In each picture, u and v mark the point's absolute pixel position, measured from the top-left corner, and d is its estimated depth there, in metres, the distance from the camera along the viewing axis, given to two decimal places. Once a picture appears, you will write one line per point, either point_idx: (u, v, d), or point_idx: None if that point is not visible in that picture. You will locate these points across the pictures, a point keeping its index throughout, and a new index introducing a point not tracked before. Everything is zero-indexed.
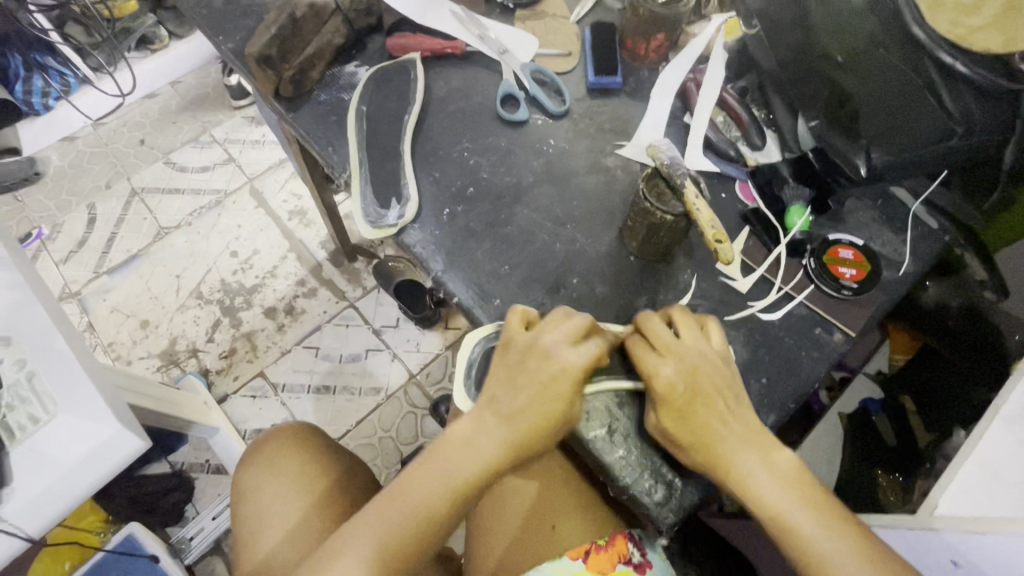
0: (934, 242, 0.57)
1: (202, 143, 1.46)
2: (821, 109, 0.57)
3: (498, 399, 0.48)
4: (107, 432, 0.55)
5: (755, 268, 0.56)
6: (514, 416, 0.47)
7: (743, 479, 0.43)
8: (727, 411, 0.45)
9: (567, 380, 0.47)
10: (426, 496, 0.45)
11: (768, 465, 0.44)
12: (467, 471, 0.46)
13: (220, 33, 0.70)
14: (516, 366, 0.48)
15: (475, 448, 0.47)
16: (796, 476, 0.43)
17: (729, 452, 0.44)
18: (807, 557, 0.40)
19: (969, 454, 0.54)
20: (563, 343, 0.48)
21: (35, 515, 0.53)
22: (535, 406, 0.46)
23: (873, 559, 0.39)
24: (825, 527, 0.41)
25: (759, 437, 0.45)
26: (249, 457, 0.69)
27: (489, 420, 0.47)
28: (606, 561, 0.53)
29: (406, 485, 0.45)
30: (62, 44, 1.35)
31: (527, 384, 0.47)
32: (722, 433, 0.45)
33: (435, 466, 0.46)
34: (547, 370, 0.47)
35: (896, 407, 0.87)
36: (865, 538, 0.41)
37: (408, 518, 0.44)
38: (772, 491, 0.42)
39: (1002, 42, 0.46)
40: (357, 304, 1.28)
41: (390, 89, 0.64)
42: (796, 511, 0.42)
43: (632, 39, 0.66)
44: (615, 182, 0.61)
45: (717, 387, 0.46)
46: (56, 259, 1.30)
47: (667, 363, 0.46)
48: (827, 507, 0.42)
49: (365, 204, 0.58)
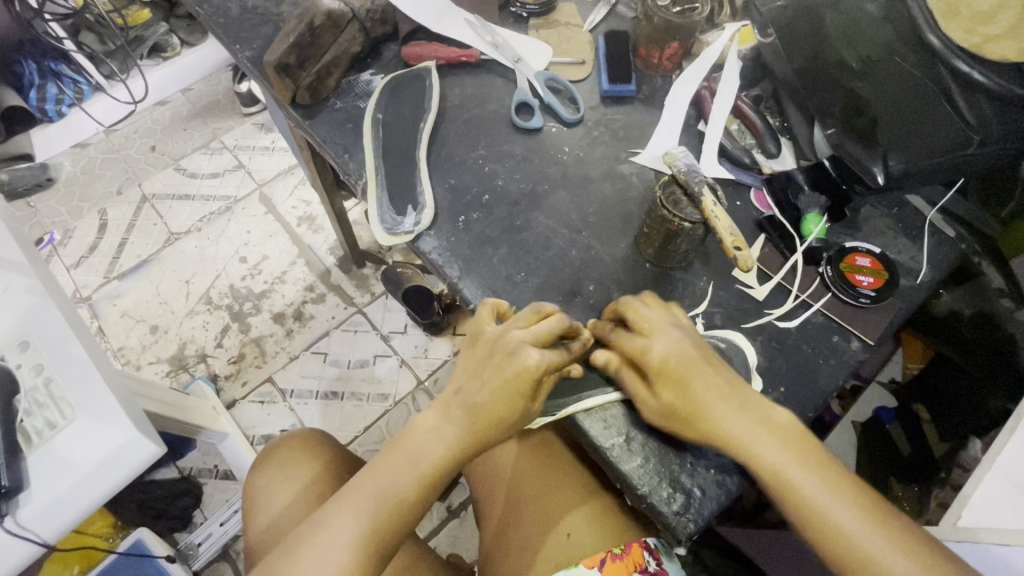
0: (952, 249, 0.56)
1: (212, 149, 1.48)
2: (838, 117, 0.57)
3: (462, 390, 0.48)
4: (122, 437, 0.55)
5: (772, 275, 0.56)
6: (476, 405, 0.47)
7: (746, 441, 0.44)
8: (718, 378, 0.46)
9: (526, 380, 0.46)
10: (396, 481, 0.46)
11: (761, 424, 0.44)
12: (433, 459, 0.46)
13: (238, 42, 0.71)
14: (484, 363, 0.48)
15: (438, 435, 0.47)
16: (794, 434, 0.44)
17: (728, 422, 0.44)
18: (809, 513, 0.42)
19: (990, 464, 0.53)
20: (529, 339, 0.47)
21: (51, 520, 0.53)
22: (497, 399, 0.46)
23: (867, 508, 0.41)
24: (822, 480, 0.42)
25: (753, 402, 0.45)
26: (263, 458, 0.69)
27: (454, 409, 0.48)
28: (623, 569, 0.52)
29: (376, 474, 0.46)
30: (77, 52, 1.37)
31: (490, 377, 0.47)
32: (714, 411, 0.44)
33: (405, 451, 0.47)
34: (509, 366, 0.46)
35: (907, 414, 0.86)
36: (859, 489, 0.43)
37: (378, 508, 0.45)
38: (774, 450, 0.43)
39: (1018, 52, 0.45)
40: (365, 310, 1.28)
41: (406, 97, 0.64)
42: (797, 468, 0.43)
43: (645, 47, 0.66)
44: (631, 189, 0.61)
45: (705, 359, 0.46)
46: (68, 264, 1.31)
47: (657, 345, 0.46)
48: (824, 462, 0.43)
49: (382, 210, 0.58)
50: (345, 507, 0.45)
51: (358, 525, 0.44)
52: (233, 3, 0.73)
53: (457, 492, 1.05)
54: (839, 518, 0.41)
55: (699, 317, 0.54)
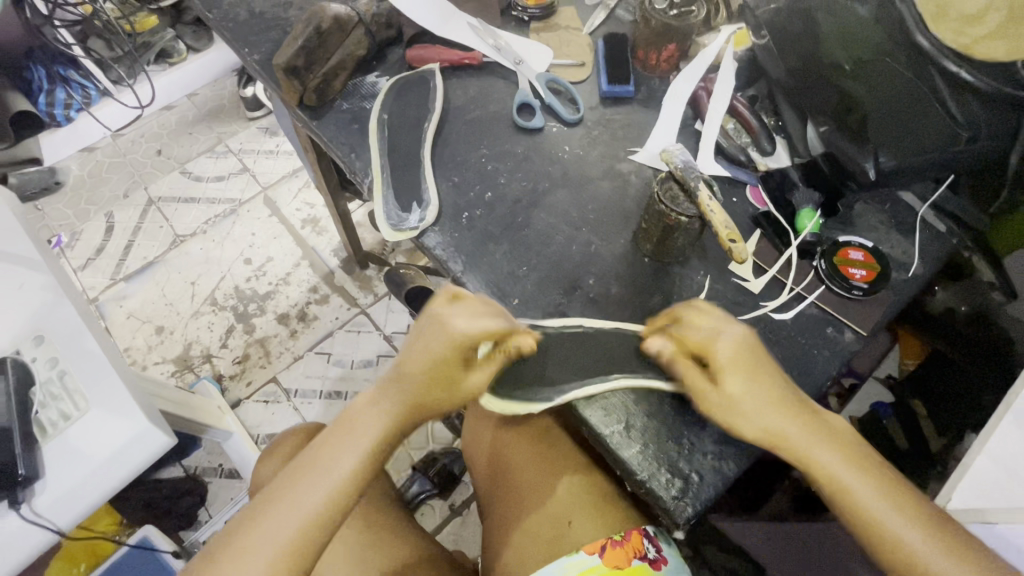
0: (943, 244, 0.58)
1: (217, 153, 1.50)
2: (830, 115, 0.59)
3: (399, 365, 0.52)
4: (134, 429, 0.56)
5: (767, 269, 0.57)
6: (414, 382, 0.51)
7: (803, 449, 0.45)
8: (777, 377, 0.47)
9: (454, 347, 0.48)
10: (334, 452, 0.49)
11: (819, 431, 0.45)
12: (369, 430, 0.50)
13: (246, 46, 0.73)
14: (420, 334, 0.51)
15: (375, 411, 0.51)
16: (843, 440, 0.46)
17: (783, 425, 0.45)
18: (870, 524, 0.43)
19: (980, 448, 0.53)
20: (459, 314, 0.49)
21: (68, 508, 0.54)
22: (430, 371, 0.50)
23: (916, 512, 0.43)
24: (875, 485, 0.44)
25: (808, 408, 0.46)
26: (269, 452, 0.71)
27: (391, 386, 0.52)
28: (622, 556, 0.53)
29: (316, 449, 0.50)
30: (85, 58, 1.40)
31: (423, 349, 0.50)
32: (763, 408, 0.45)
33: (344, 429, 0.51)
34: (439, 336, 0.49)
35: (906, 410, 0.87)
36: (908, 493, 0.44)
37: (316, 475, 0.48)
38: (828, 457, 0.45)
39: (1006, 51, 0.48)
40: (368, 311, 1.30)
41: (411, 98, 0.66)
42: (850, 474, 0.44)
43: (644, 50, 0.68)
44: (629, 187, 0.62)
45: (764, 354, 0.47)
46: (75, 266, 1.33)
47: (722, 341, 0.46)
48: (873, 467, 0.45)
49: (387, 207, 0.60)
50: (294, 480, 0.48)
51: (308, 495, 0.47)
52: (241, 8, 0.75)
53: (460, 490, 1.07)
54: (890, 521, 0.43)
55: None
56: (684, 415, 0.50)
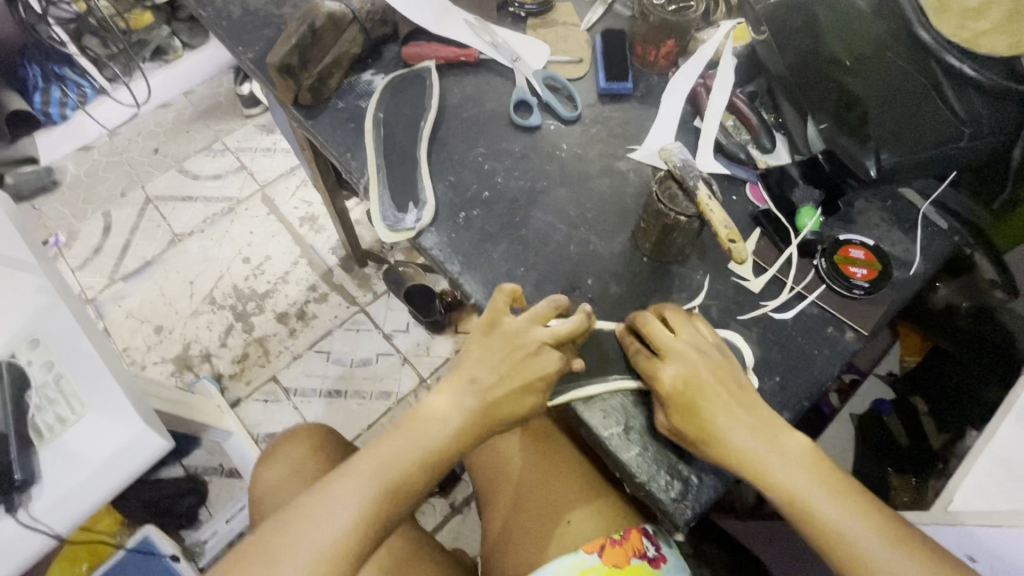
0: (945, 241, 0.57)
1: (214, 151, 1.49)
2: (830, 113, 0.58)
3: (476, 378, 0.49)
4: (132, 432, 0.56)
5: (767, 268, 0.57)
6: (493, 400, 0.49)
7: (767, 466, 0.44)
8: (734, 403, 0.46)
9: (541, 379, 0.49)
10: (399, 461, 0.47)
11: (777, 449, 0.45)
12: (438, 444, 0.47)
13: (240, 44, 0.72)
14: (502, 354, 0.50)
15: (444, 421, 0.48)
16: (804, 457, 0.45)
17: (741, 448, 0.45)
18: (835, 541, 0.42)
19: (983, 448, 0.54)
20: (546, 335, 0.49)
21: (64, 512, 0.54)
22: (510, 394, 0.49)
23: (883, 528, 0.43)
24: (839, 501, 0.43)
25: (768, 426, 0.46)
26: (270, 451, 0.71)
27: (467, 398, 0.49)
28: (621, 555, 0.53)
29: (379, 452, 0.47)
30: (80, 56, 1.39)
31: (508, 370, 0.49)
32: (724, 426, 0.45)
33: (410, 435, 0.48)
34: (529, 363, 0.49)
35: (907, 407, 0.87)
36: (874, 509, 0.44)
37: (378, 483, 0.46)
38: (791, 474, 0.44)
39: (1008, 45, 0.47)
40: (367, 309, 1.30)
41: (406, 96, 0.66)
42: (813, 490, 0.44)
43: (642, 46, 0.67)
44: (628, 185, 0.62)
45: (723, 381, 0.47)
46: (73, 265, 1.33)
47: (673, 364, 0.47)
48: (837, 483, 0.44)
49: (383, 207, 0.59)
50: (344, 488, 0.45)
51: (362, 505, 0.45)
52: (234, 6, 0.74)
53: (460, 488, 1.06)
54: (858, 541, 0.42)
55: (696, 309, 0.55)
56: None
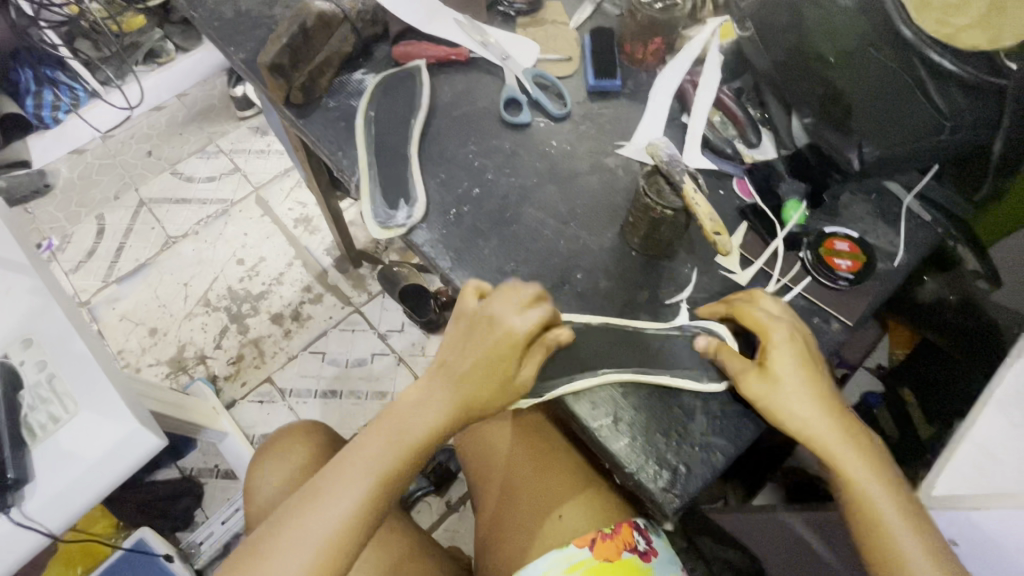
0: (928, 234, 0.58)
1: (208, 153, 1.49)
2: (814, 107, 0.59)
3: (446, 364, 0.50)
4: (124, 431, 0.56)
5: (754, 261, 0.57)
6: (465, 380, 0.49)
7: (837, 450, 0.46)
8: (817, 379, 0.47)
9: (510, 345, 0.48)
10: (378, 452, 0.47)
11: (843, 431, 0.47)
12: (416, 430, 0.48)
13: (232, 44, 0.72)
14: (470, 336, 0.50)
15: (421, 411, 0.49)
16: (863, 443, 0.47)
17: (813, 421, 0.46)
18: (873, 522, 0.45)
19: (964, 436, 0.56)
20: (509, 309, 0.49)
21: (57, 511, 0.54)
22: (484, 368, 0.49)
23: (924, 533, 0.45)
24: (892, 498, 0.45)
25: (839, 408, 0.47)
26: (256, 462, 0.71)
27: (439, 382, 0.50)
28: (612, 549, 0.54)
29: (361, 448, 0.48)
30: (72, 58, 1.41)
31: (477, 349, 0.49)
32: (807, 401, 0.46)
33: (388, 426, 0.49)
34: (494, 335, 0.49)
35: (895, 398, 0.90)
36: (920, 515, 0.46)
37: (360, 477, 0.46)
38: (857, 463, 0.46)
39: (987, 40, 0.48)
40: (362, 309, 1.30)
41: (397, 95, 0.66)
42: (873, 482, 0.46)
43: (630, 44, 0.68)
44: (617, 181, 0.63)
45: (809, 357, 0.48)
46: (67, 268, 1.33)
47: (778, 326, 0.48)
48: (886, 476, 0.46)
49: (375, 205, 0.59)
50: (325, 487, 0.46)
51: (344, 506, 0.45)
52: (226, 6, 0.75)
53: (456, 486, 1.07)
54: (898, 538, 0.44)
55: (684, 302, 0.56)
56: (670, 407, 0.50)
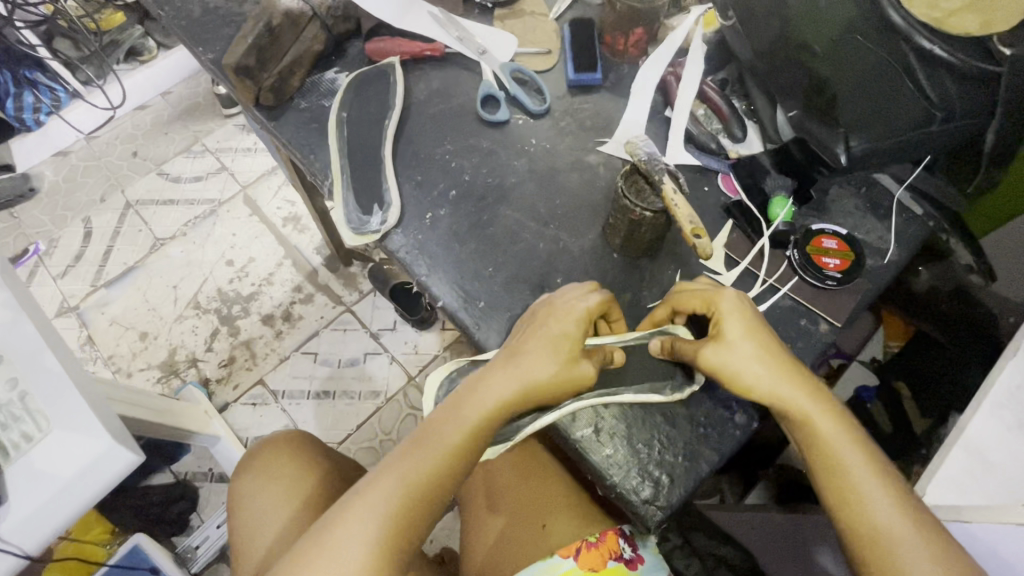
0: (919, 227, 0.56)
1: (194, 152, 1.47)
2: (799, 99, 0.56)
3: (511, 347, 0.49)
4: (99, 448, 0.55)
5: (739, 260, 0.56)
6: (533, 358, 0.47)
7: (802, 411, 0.45)
8: (774, 344, 0.47)
9: (577, 324, 0.47)
10: (445, 436, 0.46)
11: (807, 392, 0.45)
12: (481, 414, 0.46)
13: (199, 44, 0.70)
14: (532, 321, 0.49)
15: (486, 389, 0.47)
16: (830, 406, 0.46)
17: (775, 383, 0.45)
18: (843, 485, 0.43)
19: (956, 440, 0.55)
20: (571, 296, 0.49)
21: (33, 531, 0.53)
22: (551, 344, 0.47)
23: (900, 496, 0.43)
24: (863, 459, 0.44)
25: (800, 372, 0.46)
26: (240, 493, 0.66)
27: (505, 364, 0.47)
28: (597, 557, 0.53)
29: (426, 432, 0.46)
30: (52, 59, 1.37)
31: (541, 330, 0.48)
32: (764, 363, 0.45)
33: (454, 411, 0.46)
34: (559, 316, 0.48)
35: (890, 393, 0.87)
36: (890, 471, 0.44)
37: (427, 461, 0.45)
38: (825, 425, 0.45)
39: (979, 24, 0.47)
40: (354, 308, 1.28)
41: (370, 95, 0.64)
42: (841, 442, 0.44)
43: (610, 35, 0.66)
44: (598, 179, 0.61)
45: (761, 326, 0.47)
46: (54, 274, 1.31)
47: (725, 294, 0.48)
48: (857, 438, 0.45)
49: (348, 210, 0.58)
50: (390, 472, 0.45)
51: (403, 478, 0.44)
52: (194, 4, 0.72)
53: None
54: (872, 496, 0.43)
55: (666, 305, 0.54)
56: (653, 415, 0.49)
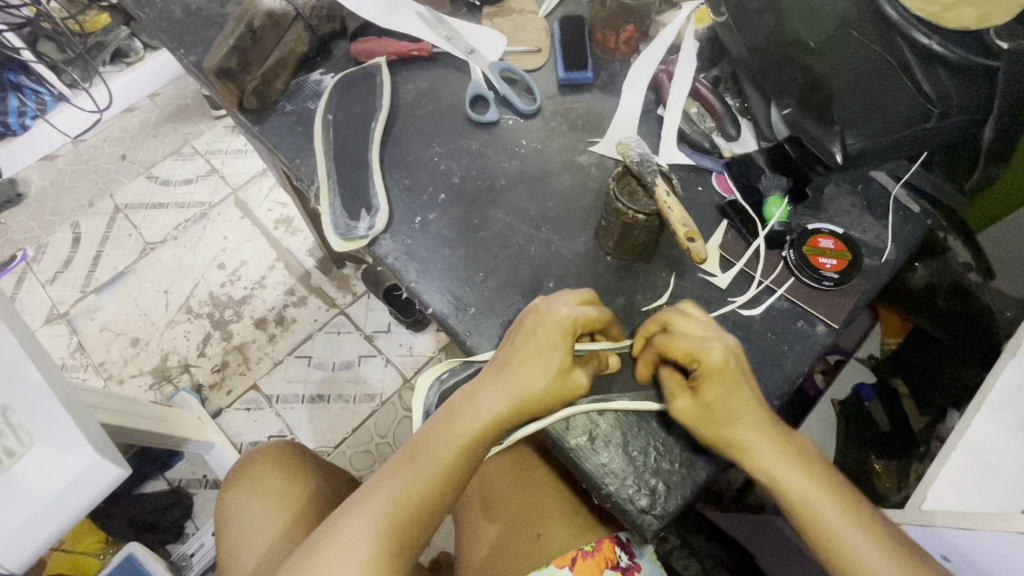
0: (916, 225, 0.56)
1: (184, 155, 1.45)
2: (794, 95, 0.54)
3: (501, 360, 0.47)
4: (83, 462, 0.54)
5: (734, 262, 0.55)
6: (522, 372, 0.46)
7: (770, 465, 0.44)
8: (746, 393, 0.44)
9: (564, 335, 0.45)
10: (435, 453, 0.45)
11: (773, 442, 0.44)
12: (472, 430, 0.45)
13: (181, 46, 0.68)
14: (521, 330, 0.48)
15: (476, 406, 0.46)
16: (797, 452, 0.45)
17: (744, 437, 0.44)
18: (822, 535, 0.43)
19: (955, 444, 0.54)
20: (561, 303, 0.47)
21: (13, 550, 0.51)
22: (539, 358, 0.46)
23: (877, 534, 0.43)
24: (836, 504, 0.43)
25: (766, 420, 0.45)
26: (229, 506, 0.65)
27: (495, 378, 0.46)
28: (594, 566, 0.52)
29: (415, 450, 0.46)
30: (36, 63, 1.32)
31: (529, 343, 0.47)
32: (736, 419, 0.44)
33: (444, 426, 0.46)
34: (547, 327, 0.46)
35: (889, 390, 0.86)
36: (864, 509, 0.44)
37: (416, 479, 0.44)
38: (795, 477, 0.44)
39: (976, 18, 0.47)
40: (347, 311, 1.27)
41: (356, 96, 0.62)
42: (813, 491, 0.43)
43: (601, 32, 0.64)
44: (590, 180, 0.59)
45: (742, 377, 0.44)
46: (43, 280, 1.29)
47: (711, 349, 0.44)
48: (828, 482, 0.44)
49: (334, 215, 0.56)
50: (379, 491, 0.44)
51: (393, 497, 0.44)
52: (176, 5, 0.71)
53: None
54: (850, 541, 0.42)
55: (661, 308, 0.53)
56: (649, 421, 0.48)
